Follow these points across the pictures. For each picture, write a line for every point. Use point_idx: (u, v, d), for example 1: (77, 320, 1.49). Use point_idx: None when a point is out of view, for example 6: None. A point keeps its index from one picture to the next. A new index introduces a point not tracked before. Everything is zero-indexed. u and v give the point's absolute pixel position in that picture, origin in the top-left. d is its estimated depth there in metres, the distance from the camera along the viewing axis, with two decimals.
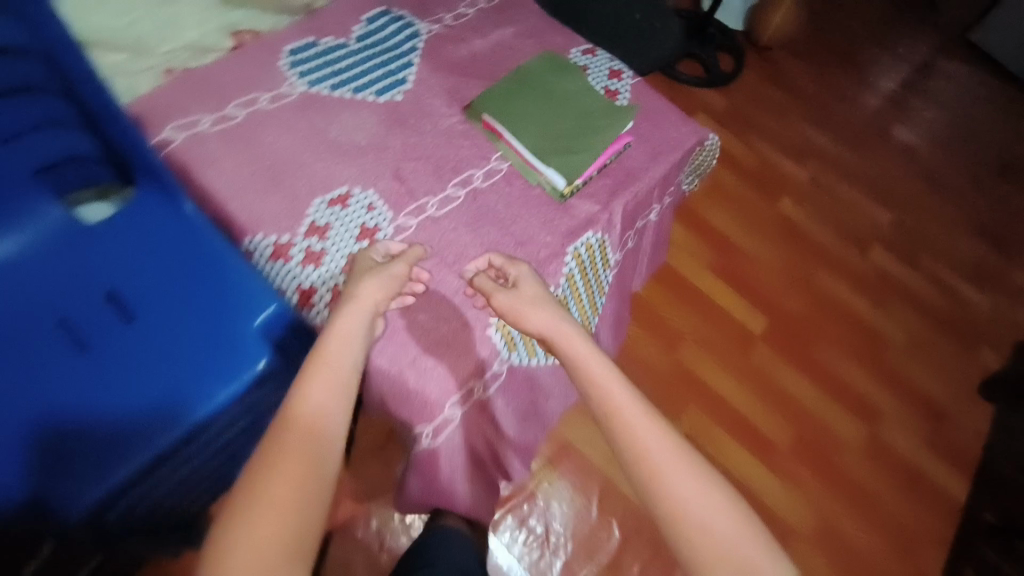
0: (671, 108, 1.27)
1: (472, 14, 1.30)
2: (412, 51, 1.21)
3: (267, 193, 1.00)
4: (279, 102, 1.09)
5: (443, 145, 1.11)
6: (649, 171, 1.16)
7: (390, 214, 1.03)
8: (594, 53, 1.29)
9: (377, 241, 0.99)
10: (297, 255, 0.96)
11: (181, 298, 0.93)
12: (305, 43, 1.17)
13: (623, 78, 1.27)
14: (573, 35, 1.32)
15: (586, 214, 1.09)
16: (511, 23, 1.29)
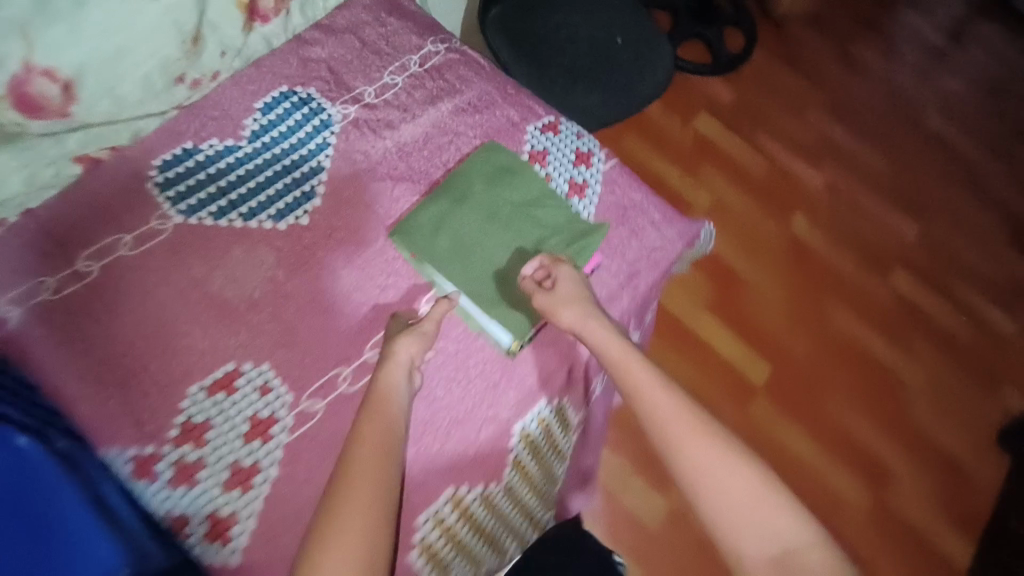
0: (653, 202, 1.01)
1: (400, 82, 1.02)
2: (321, 147, 0.95)
3: (130, 384, 0.79)
4: (144, 247, 0.84)
5: (361, 288, 0.89)
6: (621, 302, 0.94)
7: (288, 398, 0.82)
8: (557, 129, 1.04)
9: (270, 441, 0.80)
10: (166, 473, 0.77)
11: (21, 569, 0.63)
12: (181, 151, 0.90)
13: (592, 166, 1.02)
14: (530, 106, 1.05)
15: (540, 374, 0.89)
16: (451, 94, 1.02)
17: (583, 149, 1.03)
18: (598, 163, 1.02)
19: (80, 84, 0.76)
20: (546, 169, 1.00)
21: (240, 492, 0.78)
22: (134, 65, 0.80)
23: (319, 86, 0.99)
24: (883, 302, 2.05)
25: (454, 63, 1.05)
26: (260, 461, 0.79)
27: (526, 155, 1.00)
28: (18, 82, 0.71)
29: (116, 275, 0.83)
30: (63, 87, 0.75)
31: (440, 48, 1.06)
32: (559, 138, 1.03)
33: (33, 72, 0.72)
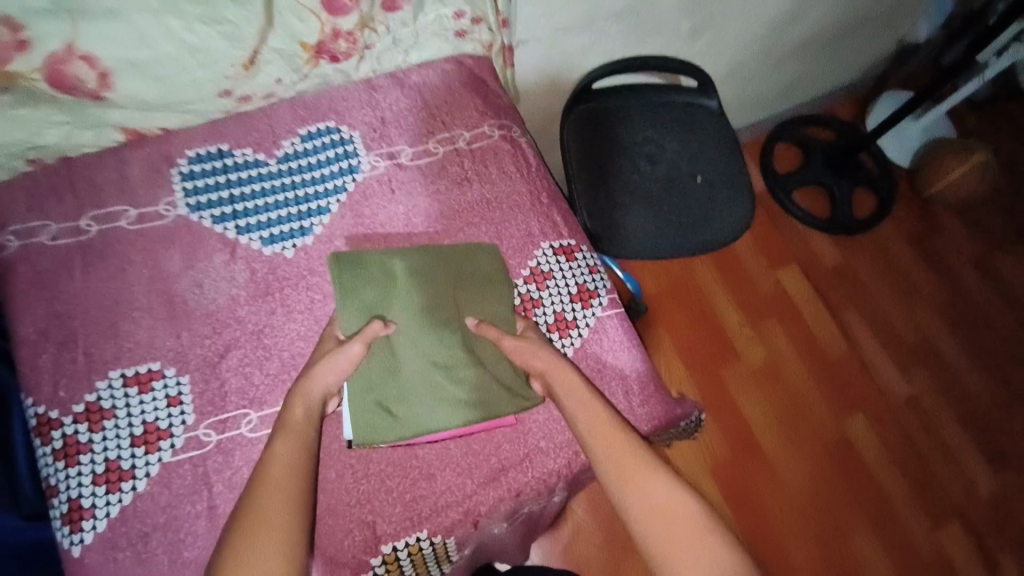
0: (633, 369, 0.95)
1: (440, 154, 1.01)
2: (337, 189, 0.96)
3: (64, 346, 0.83)
4: (142, 225, 0.90)
5: (307, 336, 0.88)
6: (553, 459, 0.87)
7: (190, 419, 0.81)
8: (569, 257, 0.99)
9: (154, 453, 0.79)
10: (54, 442, 0.79)
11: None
12: (214, 151, 0.95)
13: (588, 307, 0.97)
14: (553, 221, 1.01)
15: (438, 498, 0.82)
16: (481, 183, 1.00)
17: (588, 285, 0.99)
18: (595, 306, 0.98)
19: (118, 73, 0.83)
20: (539, 292, 0.96)
21: (106, 490, 0.77)
22: (180, 72, 0.86)
23: (365, 132, 1.00)
24: (922, 550, 1.75)
25: (499, 154, 1.03)
26: (136, 468, 0.78)
27: (525, 273, 0.97)
28: (56, 61, 0.78)
29: (104, 242, 0.88)
30: (100, 75, 0.82)
31: (495, 134, 1.04)
32: (568, 265, 0.99)
33: (74, 56, 0.79)
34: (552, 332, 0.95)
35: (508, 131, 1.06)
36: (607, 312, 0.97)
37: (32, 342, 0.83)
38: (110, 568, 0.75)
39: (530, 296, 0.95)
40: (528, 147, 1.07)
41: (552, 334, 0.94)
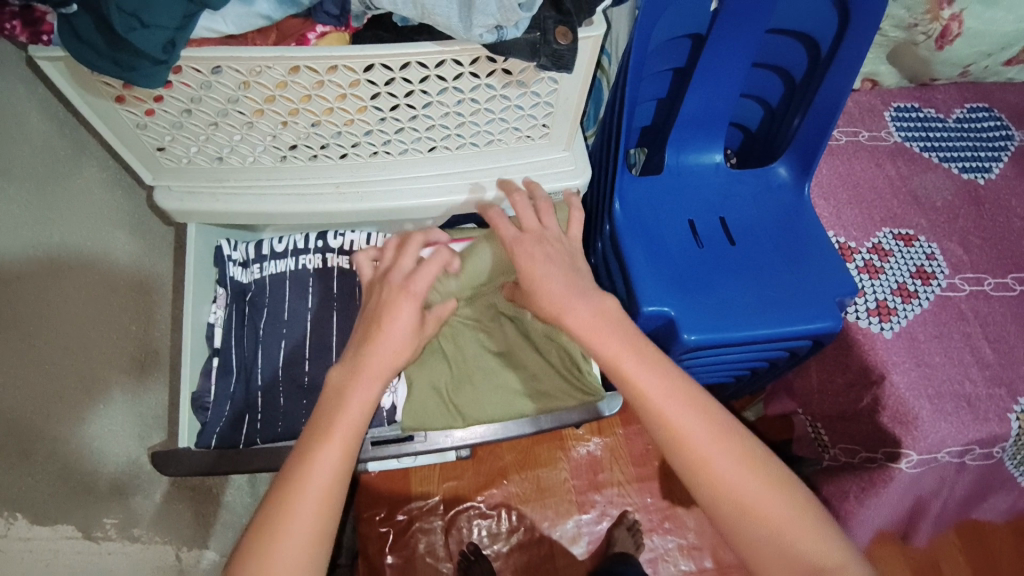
0: (997, 227, 0.90)
1: (979, 126, 0.99)
2: (995, 147, 0.97)
3: (660, 193, 0.86)
4: (878, 141, 0.97)
5: (901, 207, 0.91)
6: (938, 361, 0.80)
7: (903, 309, 0.83)
8: (916, 124, 0.99)
9: (893, 319, 0.83)
10: (867, 305, 0.84)
11: (794, 237, 0.83)
12: (910, 116, 0.99)
13: (932, 284, 0.86)
14: (980, 121, 0.99)
15: (783, 408, 1.01)
16: (979, 104, 1.01)
17: (992, 135, 0.98)
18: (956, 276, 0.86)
19: None
20: (884, 262, 0.87)
21: (884, 321, 0.83)
22: None
23: (918, 115, 0.99)
24: None
25: (874, 153, 0.96)
26: (905, 313, 0.83)
27: (866, 246, 0.88)
28: None
29: (675, 181, 0.87)
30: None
31: (846, 139, 0.96)
32: (957, 126, 0.98)
33: None
34: (872, 317, 0.83)
35: (891, 89, 1.02)
36: (990, 175, 0.94)
37: (852, 195, 0.92)
38: (907, 356, 0.81)
39: (871, 264, 0.87)
40: (945, 83, 1.01)
41: (907, 301, 0.84)
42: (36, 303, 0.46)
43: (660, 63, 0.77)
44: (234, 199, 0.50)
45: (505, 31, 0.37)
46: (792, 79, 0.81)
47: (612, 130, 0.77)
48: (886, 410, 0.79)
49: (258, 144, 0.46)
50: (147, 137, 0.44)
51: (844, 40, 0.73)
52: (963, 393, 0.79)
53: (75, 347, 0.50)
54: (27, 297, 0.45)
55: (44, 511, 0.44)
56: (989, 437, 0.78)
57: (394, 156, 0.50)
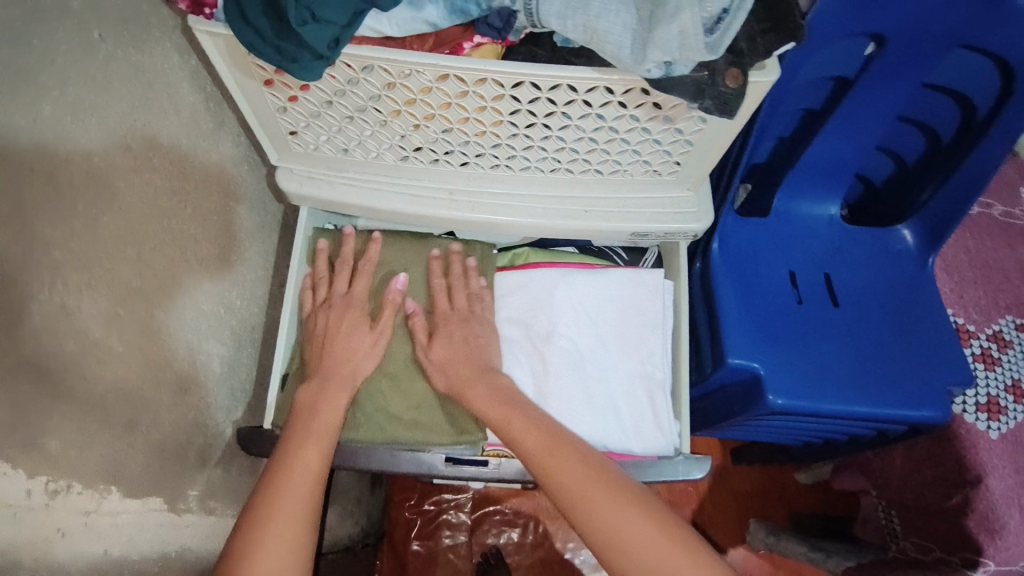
0: None
1: None
2: None
3: (765, 237, 0.81)
4: (1013, 218, 0.88)
5: None
6: None
7: (1016, 410, 0.76)
8: None
9: (1001, 420, 0.75)
10: (977, 399, 0.76)
11: (906, 310, 0.76)
12: None
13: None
14: None
15: (853, 485, 0.93)
16: None
17: None
18: None
19: None
20: (1002, 354, 0.79)
21: (991, 420, 0.75)
22: None
23: None
24: None
25: (1007, 232, 0.87)
26: (1017, 414, 0.76)
27: (985, 332, 0.80)
28: None
29: (783, 227, 0.82)
30: None
31: (978, 210, 0.88)
32: None
33: None
34: (979, 413, 0.76)
35: None
36: None
37: (978, 274, 0.84)
38: (1007, 463, 0.74)
39: (988, 353, 0.79)
40: None
41: (1021, 402, 0.76)
42: (161, 276, 0.48)
43: (793, 103, 0.72)
44: (350, 190, 0.49)
45: (674, 67, 0.34)
46: (939, 139, 0.74)
47: (728, 166, 0.73)
48: (975, 514, 0.73)
49: (385, 142, 0.45)
50: (283, 121, 0.45)
51: (1009, 109, 0.65)
52: None
53: (188, 318, 0.51)
54: (152, 270, 0.47)
55: (136, 486, 0.47)
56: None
57: (514, 171, 0.48)
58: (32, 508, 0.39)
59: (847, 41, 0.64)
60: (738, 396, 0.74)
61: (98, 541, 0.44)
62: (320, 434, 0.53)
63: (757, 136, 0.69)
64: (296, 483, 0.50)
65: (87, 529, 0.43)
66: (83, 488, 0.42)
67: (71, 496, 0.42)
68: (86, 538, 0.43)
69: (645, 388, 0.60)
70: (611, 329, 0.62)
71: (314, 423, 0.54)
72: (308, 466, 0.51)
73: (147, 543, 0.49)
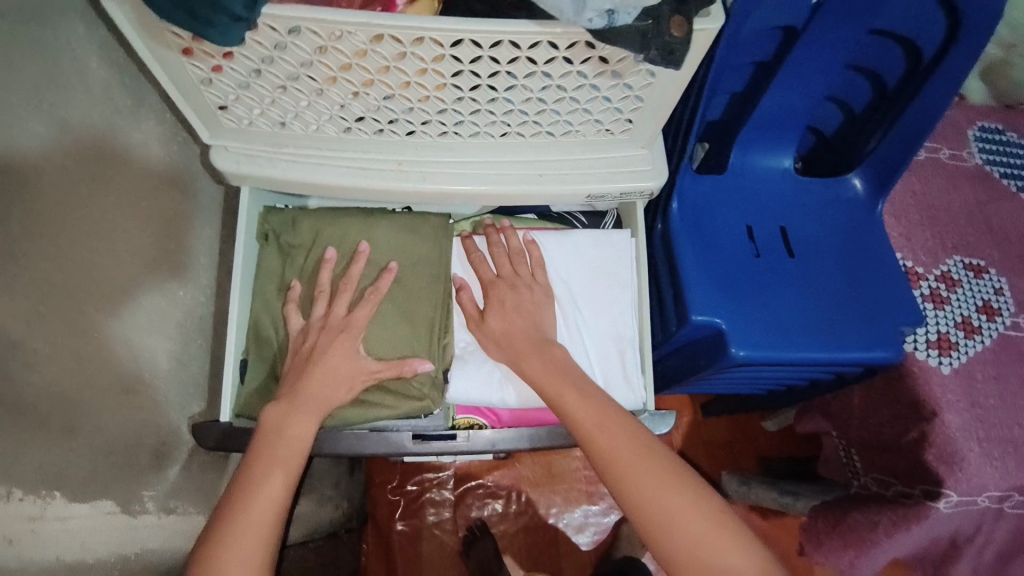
0: None
1: None
2: None
3: (723, 194, 0.82)
4: (957, 162, 0.91)
5: (972, 235, 0.86)
6: (995, 405, 0.76)
7: (966, 346, 0.79)
8: (999, 147, 0.92)
9: (952, 354, 0.78)
10: (929, 336, 0.79)
11: (858, 257, 0.79)
12: (994, 139, 0.93)
13: (997, 320, 0.80)
14: None
15: (816, 428, 0.97)
16: None
17: None
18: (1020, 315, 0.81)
19: None
20: (950, 293, 0.82)
21: (943, 356, 0.78)
22: None
23: (1001, 138, 0.93)
24: None
25: (951, 175, 0.90)
26: (967, 348, 0.78)
27: (934, 273, 0.83)
28: None
29: (739, 183, 0.83)
30: None
31: (924, 155, 0.90)
32: None
33: None
34: (931, 350, 0.78)
35: (977, 107, 0.94)
36: None
37: (926, 217, 0.86)
38: (965, 396, 0.76)
39: (937, 292, 0.82)
40: None
41: (970, 337, 0.79)
42: (90, 268, 0.46)
43: (743, 56, 0.72)
44: (292, 167, 0.47)
45: (617, 15, 0.34)
46: (883, 84, 0.75)
47: (682, 122, 0.73)
48: (932, 447, 0.75)
49: (324, 112, 0.43)
50: (210, 94, 0.42)
51: (951, 50, 0.66)
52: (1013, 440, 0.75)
53: (123, 313, 0.49)
54: (79, 264, 0.45)
55: (82, 490, 0.46)
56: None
57: (464, 138, 0.46)
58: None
59: None
60: (705, 351, 0.76)
61: (49, 548, 0.44)
62: (285, 461, 0.50)
63: (710, 91, 0.69)
64: (256, 518, 0.47)
65: (35, 535, 0.43)
66: (23, 495, 0.42)
67: (12, 503, 0.41)
68: (35, 544, 0.43)
69: (617, 347, 0.60)
70: (579, 290, 0.61)
71: (275, 449, 0.51)
72: (270, 497, 0.49)
73: (102, 546, 0.49)
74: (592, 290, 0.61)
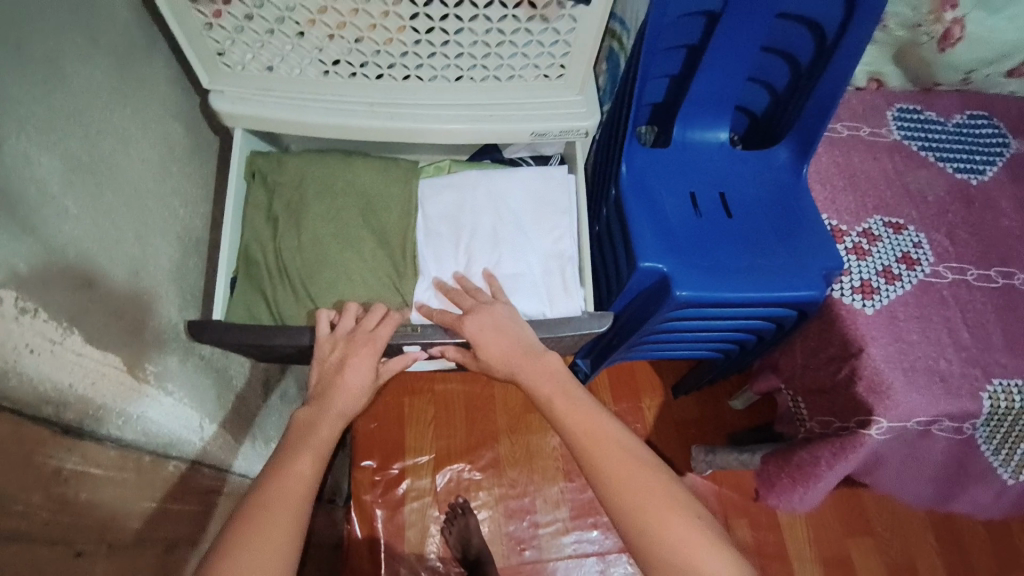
0: (982, 225, 0.96)
1: (974, 132, 1.04)
2: (991, 155, 1.02)
3: (668, 163, 0.91)
4: (877, 137, 1.02)
5: (893, 198, 0.96)
6: (916, 340, 0.85)
7: (887, 290, 0.88)
8: (916, 124, 1.04)
9: (874, 297, 0.87)
10: (852, 282, 0.88)
11: (787, 214, 0.88)
12: (911, 117, 1.04)
13: (917, 269, 0.90)
14: (976, 129, 1.04)
15: (768, 384, 1.05)
16: (978, 113, 1.06)
17: (987, 141, 1.03)
18: (935, 265, 0.91)
19: None
20: (873, 246, 0.92)
21: (866, 299, 0.87)
22: None
23: (916, 116, 1.05)
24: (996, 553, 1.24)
25: (873, 148, 1.01)
26: (888, 292, 0.87)
27: (857, 230, 0.93)
28: None
29: (682, 153, 0.93)
30: None
31: (847, 131, 1.02)
32: (954, 132, 1.04)
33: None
34: (856, 294, 0.87)
35: (895, 91, 1.07)
36: (982, 178, 0.99)
37: (847, 183, 0.97)
38: (890, 333, 0.84)
39: (859, 246, 0.91)
40: (946, 90, 1.07)
41: (890, 283, 0.88)
42: (109, 161, 0.53)
43: (675, 37, 0.83)
44: (279, 108, 0.56)
45: None
46: (798, 62, 0.87)
47: (624, 96, 0.83)
48: (861, 379, 0.83)
49: (306, 55, 0.52)
50: (210, 39, 0.50)
51: (850, 26, 0.78)
52: (935, 371, 0.83)
53: (136, 212, 0.56)
54: (100, 153, 0.52)
55: (94, 335, 0.49)
56: (961, 413, 0.81)
57: (423, 82, 0.56)
58: (4, 316, 0.40)
59: None
60: (655, 300, 0.84)
61: (61, 374, 0.46)
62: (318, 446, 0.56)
63: (646, 65, 0.79)
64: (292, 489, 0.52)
65: (53, 357, 0.45)
66: (48, 318, 0.44)
67: (38, 321, 0.43)
68: (53, 364, 0.45)
69: (558, 264, 0.72)
70: (527, 217, 0.73)
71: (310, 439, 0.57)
72: (301, 474, 0.53)
73: (111, 398, 0.51)
74: (538, 217, 0.73)
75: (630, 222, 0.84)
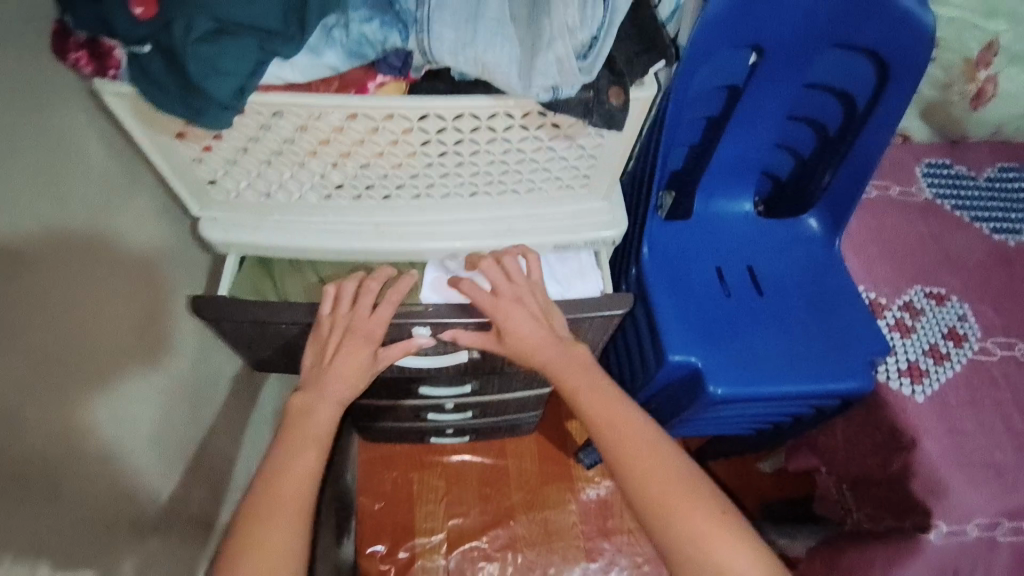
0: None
1: (1009, 187, 0.99)
2: None
3: (691, 238, 0.86)
4: (908, 198, 0.97)
5: (931, 265, 0.91)
6: (972, 427, 0.78)
7: (937, 372, 0.81)
8: (947, 181, 0.99)
9: (924, 380, 0.80)
10: (899, 363, 0.82)
11: (823, 291, 0.83)
12: (942, 173, 0.99)
13: (964, 346, 0.84)
14: (1011, 185, 0.99)
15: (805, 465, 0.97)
16: (1011, 167, 1.01)
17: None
18: (985, 341, 0.84)
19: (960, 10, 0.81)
20: (916, 321, 0.86)
21: (916, 382, 0.80)
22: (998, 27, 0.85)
23: (947, 172, 0.99)
24: None
25: (904, 210, 0.95)
26: (939, 373, 0.81)
27: (897, 303, 0.87)
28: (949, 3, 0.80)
29: (706, 227, 0.87)
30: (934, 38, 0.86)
31: (875, 193, 0.96)
32: (987, 188, 0.99)
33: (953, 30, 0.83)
34: (904, 378, 0.80)
35: (922, 146, 1.02)
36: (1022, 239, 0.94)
37: (882, 251, 0.91)
38: (941, 419, 0.78)
39: (902, 321, 0.85)
40: (976, 143, 1.02)
41: (940, 363, 0.82)
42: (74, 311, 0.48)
43: (697, 112, 0.78)
44: (274, 233, 0.53)
45: (559, 89, 0.44)
46: (826, 131, 0.81)
47: (646, 173, 0.78)
48: (917, 476, 0.76)
49: (305, 182, 0.50)
50: (200, 171, 0.49)
51: (881, 99, 0.74)
52: (995, 463, 0.76)
53: None
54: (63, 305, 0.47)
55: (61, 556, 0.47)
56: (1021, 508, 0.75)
57: (435, 199, 0.53)
58: None
59: (730, 54, 0.71)
60: (688, 389, 0.77)
61: None
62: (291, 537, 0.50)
63: (668, 145, 0.75)
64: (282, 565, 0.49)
65: None
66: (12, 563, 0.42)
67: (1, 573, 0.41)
68: None
69: None
70: None
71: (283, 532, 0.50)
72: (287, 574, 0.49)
73: None
74: None
75: (656, 307, 0.79)
